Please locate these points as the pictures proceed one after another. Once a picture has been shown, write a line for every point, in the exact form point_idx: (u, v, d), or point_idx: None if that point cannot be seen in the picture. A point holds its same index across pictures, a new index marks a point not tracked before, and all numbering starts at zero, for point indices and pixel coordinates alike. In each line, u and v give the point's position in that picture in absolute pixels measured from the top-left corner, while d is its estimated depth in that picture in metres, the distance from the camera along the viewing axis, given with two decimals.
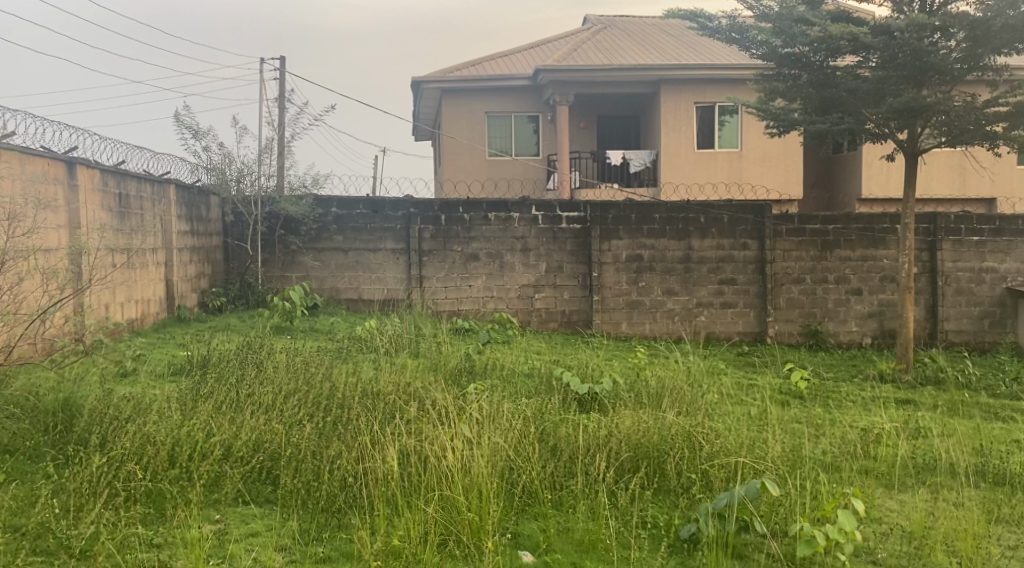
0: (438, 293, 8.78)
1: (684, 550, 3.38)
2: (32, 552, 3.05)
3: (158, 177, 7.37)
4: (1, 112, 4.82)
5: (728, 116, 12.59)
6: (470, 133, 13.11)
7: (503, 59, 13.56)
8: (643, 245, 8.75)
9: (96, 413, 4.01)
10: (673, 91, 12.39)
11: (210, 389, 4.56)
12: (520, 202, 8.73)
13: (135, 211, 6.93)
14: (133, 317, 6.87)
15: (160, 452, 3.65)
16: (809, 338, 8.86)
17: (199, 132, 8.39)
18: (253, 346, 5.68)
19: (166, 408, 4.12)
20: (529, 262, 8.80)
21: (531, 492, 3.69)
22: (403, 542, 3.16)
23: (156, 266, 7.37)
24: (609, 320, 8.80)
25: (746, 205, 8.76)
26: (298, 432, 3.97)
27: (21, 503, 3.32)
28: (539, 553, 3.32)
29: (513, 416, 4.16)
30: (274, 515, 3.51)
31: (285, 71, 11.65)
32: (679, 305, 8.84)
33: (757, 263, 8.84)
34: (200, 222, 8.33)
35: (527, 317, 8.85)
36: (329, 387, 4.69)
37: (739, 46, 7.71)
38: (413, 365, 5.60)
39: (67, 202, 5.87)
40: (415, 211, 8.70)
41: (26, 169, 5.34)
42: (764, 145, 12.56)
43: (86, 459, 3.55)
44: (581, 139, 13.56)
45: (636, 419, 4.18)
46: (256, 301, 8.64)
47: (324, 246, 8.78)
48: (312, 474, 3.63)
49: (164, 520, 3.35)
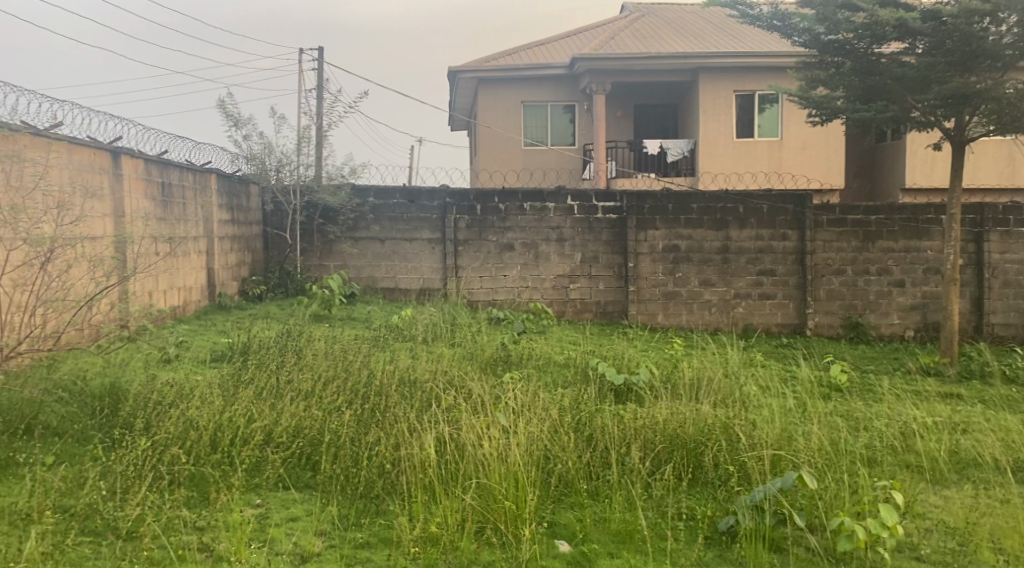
0: (473, 282, 8.81)
1: (721, 542, 3.36)
2: (81, 532, 3.14)
3: (199, 166, 7.47)
4: (50, 103, 4.95)
5: (768, 105, 12.43)
6: (505, 122, 13.08)
7: (540, 48, 13.52)
8: (680, 236, 8.66)
9: (141, 398, 4.11)
10: (712, 79, 12.22)
11: (251, 375, 4.64)
12: (556, 192, 8.71)
13: (178, 200, 7.05)
14: (175, 304, 6.99)
15: (202, 437, 3.73)
16: (849, 331, 8.69)
17: (239, 122, 8.47)
18: (293, 333, 5.77)
19: (208, 392, 4.21)
20: (564, 252, 8.77)
21: (567, 481, 3.69)
22: (440, 529, 3.21)
23: (198, 254, 7.50)
24: (645, 311, 8.73)
25: (786, 195, 8.62)
26: (337, 419, 4.01)
27: (69, 484, 3.40)
28: (576, 542, 3.32)
29: (549, 406, 4.17)
30: (313, 499, 3.55)
31: (324, 62, 11.69)
32: (716, 296, 8.74)
33: (797, 254, 8.70)
34: (240, 212, 8.47)
35: (562, 307, 8.83)
36: (368, 374, 4.73)
37: (780, 34, 7.50)
38: (449, 354, 5.61)
39: (112, 191, 5.98)
40: (451, 201, 8.74)
41: (73, 158, 5.46)
42: (805, 134, 12.38)
43: (131, 442, 3.63)
44: (617, 128, 13.44)
45: (672, 412, 4.17)
46: (295, 289, 8.75)
47: (361, 235, 8.88)
48: (351, 460, 3.67)
49: (207, 504, 3.40)
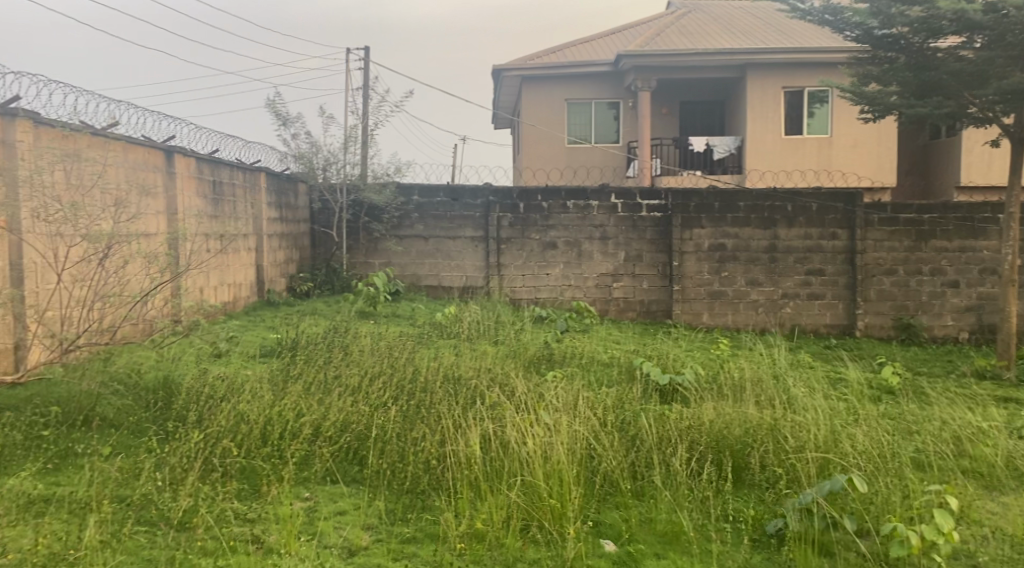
0: (516, 281, 8.83)
1: (769, 545, 3.32)
2: (137, 521, 3.21)
3: (250, 165, 7.61)
4: (109, 103, 5.11)
5: (818, 103, 12.21)
6: (549, 120, 13.06)
7: (585, 46, 13.48)
8: (726, 234, 8.54)
9: (193, 391, 4.20)
10: (760, 76, 12.05)
11: (299, 370, 4.72)
12: (600, 190, 8.68)
13: (228, 198, 7.19)
14: (225, 300, 7.12)
15: (252, 431, 3.81)
16: (901, 332, 8.47)
17: (288, 121, 8.61)
18: (340, 330, 5.85)
19: (258, 387, 4.29)
20: (608, 250, 8.73)
21: (612, 480, 3.68)
22: (485, 526, 3.23)
23: (247, 252, 7.64)
24: (689, 311, 8.62)
25: (836, 194, 8.46)
26: (383, 414, 4.06)
27: (125, 475, 3.49)
28: (622, 542, 3.30)
29: (593, 405, 4.17)
30: (361, 494, 3.59)
31: (369, 62, 11.82)
32: (763, 296, 8.60)
33: (847, 254, 8.52)
34: (288, 210, 8.62)
35: (605, 306, 8.78)
36: (412, 370, 4.77)
37: (832, 28, 7.36)
38: (493, 351, 5.63)
39: (166, 189, 6.12)
40: (494, 199, 8.77)
41: (129, 157, 5.59)
42: (857, 131, 12.14)
43: (185, 435, 3.72)
44: (662, 125, 13.31)
45: (717, 413, 4.13)
46: (341, 286, 8.90)
47: (406, 233, 8.97)
48: (397, 455, 3.72)
49: (257, 496, 3.46)
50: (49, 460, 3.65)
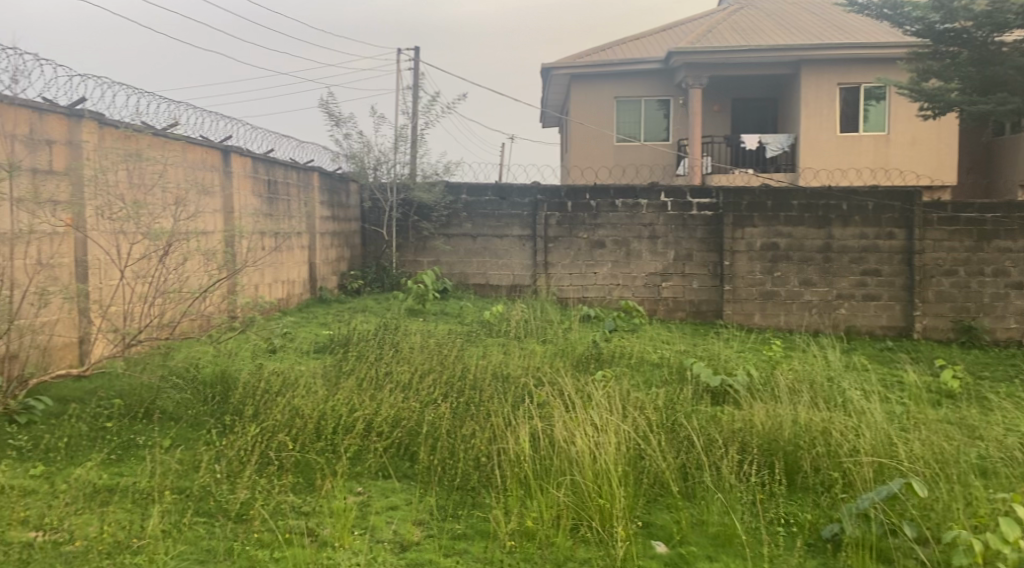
0: (564, 280, 8.83)
1: (824, 550, 3.26)
2: (196, 512, 3.28)
3: (303, 165, 7.75)
4: (168, 105, 5.26)
5: (874, 100, 11.97)
6: (598, 118, 13.00)
7: (635, 43, 13.40)
8: (779, 233, 8.38)
9: (250, 386, 4.30)
10: (815, 72, 11.81)
11: (352, 366, 4.79)
12: (649, 189, 8.62)
13: (283, 197, 7.33)
14: (280, 297, 7.25)
15: (307, 425, 3.88)
16: (961, 334, 8.19)
17: (340, 121, 8.74)
18: (390, 327, 5.93)
19: (312, 383, 4.37)
20: (657, 250, 8.66)
21: (662, 481, 3.65)
22: (536, 525, 3.24)
23: (301, 250, 7.77)
24: (740, 311, 8.49)
25: (893, 192, 8.23)
26: (433, 411, 4.10)
27: (185, 467, 3.58)
28: (673, 544, 3.27)
29: (643, 406, 4.15)
30: (412, 490, 3.62)
31: (419, 61, 11.94)
32: (817, 296, 8.41)
33: (904, 254, 8.28)
34: (340, 209, 8.78)
35: (653, 306, 8.72)
36: (462, 367, 4.81)
37: (891, 23, 7.23)
38: (542, 350, 5.63)
39: (223, 187, 6.26)
40: (542, 197, 8.78)
41: (187, 157, 5.73)
42: (915, 129, 11.88)
43: (242, 429, 3.81)
44: (713, 123, 13.14)
45: (768, 414, 4.08)
46: (391, 284, 9.04)
47: (454, 232, 9.04)
48: (448, 452, 3.76)
49: (312, 490, 3.52)
50: (112, 450, 3.76)
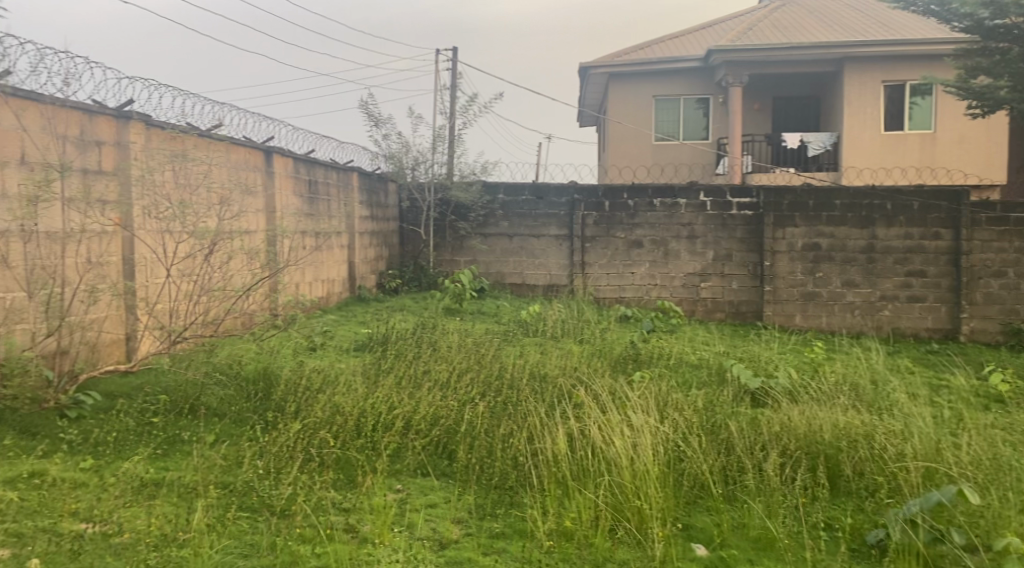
0: (601, 280, 8.79)
1: (869, 556, 3.20)
2: (240, 507, 3.33)
3: (343, 165, 7.84)
4: (212, 106, 5.37)
5: (919, 97, 11.71)
6: (636, 117, 12.93)
7: (674, 42, 13.30)
8: (821, 234, 8.24)
9: (292, 383, 4.36)
10: (859, 69, 11.60)
11: (391, 364, 4.83)
12: (687, 188, 8.55)
13: (323, 197, 7.41)
14: (320, 296, 7.33)
15: (347, 422, 3.92)
16: (1010, 337, 7.93)
17: (379, 122, 8.81)
18: (428, 326, 5.96)
19: (352, 381, 4.42)
20: (695, 250, 8.59)
21: (702, 484, 3.62)
22: (574, 525, 3.23)
23: (340, 249, 7.85)
24: (780, 313, 8.37)
25: (939, 192, 8.03)
26: (471, 410, 4.12)
27: (229, 462, 3.65)
28: (713, 547, 3.24)
29: (683, 407, 4.12)
30: (450, 488, 3.64)
31: (457, 61, 11.99)
32: (859, 298, 8.26)
33: (951, 254, 8.08)
34: (379, 208, 8.87)
35: (691, 307, 8.65)
36: (499, 367, 4.82)
37: (938, 19, 7.01)
38: (579, 350, 5.62)
39: (266, 187, 6.35)
40: (579, 197, 8.76)
41: (231, 157, 5.83)
42: (962, 127, 11.62)
43: (285, 426, 3.87)
44: (754, 121, 12.98)
45: (810, 416, 4.02)
46: (429, 283, 9.10)
47: (491, 231, 9.07)
48: (486, 450, 3.77)
49: (353, 486, 3.55)
50: (158, 445, 3.84)
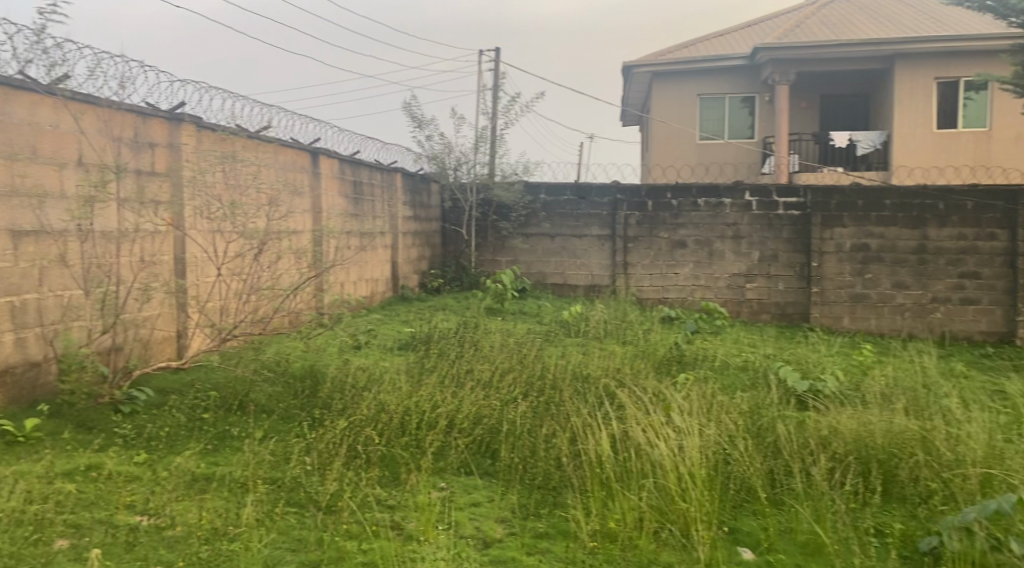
0: (644, 280, 8.74)
1: (921, 563, 3.13)
2: (287, 503, 3.39)
3: (387, 165, 7.92)
4: (261, 108, 5.48)
5: (973, 92, 11.41)
6: (680, 116, 12.82)
7: (719, 40, 13.16)
8: (870, 234, 8.08)
9: (337, 382, 4.42)
10: (910, 66, 11.33)
11: (434, 363, 4.87)
12: (732, 188, 8.45)
13: (367, 197, 7.50)
14: (364, 295, 7.42)
15: (392, 420, 3.96)
16: None
17: (422, 123, 8.87)
18: (470, 326, 5.99)
19: (397, 379, 4.47)
20: (740, 250, 8.48)
21: (748, 487, 3.57)
22: (618, 526, 3.22)
23: (384, 248, 7.93)
24: (828, 314, 8.23)
25: (995, 191, 7.77)
26: (514, 409, 4.13)
27: (277, 458, 3.71)
28: (760, 551, 3.20)
29: (728, 410, 4.07)
30: (494, 487, 3.65)
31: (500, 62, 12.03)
32: (910, 300, 8.05)
33: (1007, 255, 7.81)
34: (422, 209, 8.95)
35: (736, 308, 8.54)
36: (541, 367, 4.83)
37: (993, 14, 6.82)
38: (622, 351, 5.60)
39: (312, 188, 6.45)
40: (622, 197, 8.72)
41: (278, 158, 5.93)
42: (1019, 123, 11.29)
43: (331, 423, 3.93)
44: (801, 120, 12.77)
45: (860, 420, 3.95)
46: (471, 282, 9.15)
47: (533, 231, 9.08)
48: (529, 451, 3.78)
49: (398, 483, 3.58)
50: (209, 440, 3.92)
